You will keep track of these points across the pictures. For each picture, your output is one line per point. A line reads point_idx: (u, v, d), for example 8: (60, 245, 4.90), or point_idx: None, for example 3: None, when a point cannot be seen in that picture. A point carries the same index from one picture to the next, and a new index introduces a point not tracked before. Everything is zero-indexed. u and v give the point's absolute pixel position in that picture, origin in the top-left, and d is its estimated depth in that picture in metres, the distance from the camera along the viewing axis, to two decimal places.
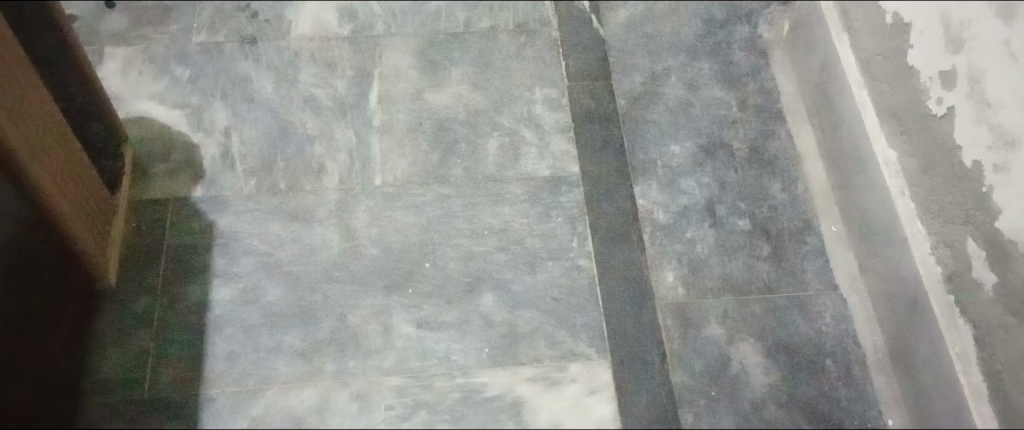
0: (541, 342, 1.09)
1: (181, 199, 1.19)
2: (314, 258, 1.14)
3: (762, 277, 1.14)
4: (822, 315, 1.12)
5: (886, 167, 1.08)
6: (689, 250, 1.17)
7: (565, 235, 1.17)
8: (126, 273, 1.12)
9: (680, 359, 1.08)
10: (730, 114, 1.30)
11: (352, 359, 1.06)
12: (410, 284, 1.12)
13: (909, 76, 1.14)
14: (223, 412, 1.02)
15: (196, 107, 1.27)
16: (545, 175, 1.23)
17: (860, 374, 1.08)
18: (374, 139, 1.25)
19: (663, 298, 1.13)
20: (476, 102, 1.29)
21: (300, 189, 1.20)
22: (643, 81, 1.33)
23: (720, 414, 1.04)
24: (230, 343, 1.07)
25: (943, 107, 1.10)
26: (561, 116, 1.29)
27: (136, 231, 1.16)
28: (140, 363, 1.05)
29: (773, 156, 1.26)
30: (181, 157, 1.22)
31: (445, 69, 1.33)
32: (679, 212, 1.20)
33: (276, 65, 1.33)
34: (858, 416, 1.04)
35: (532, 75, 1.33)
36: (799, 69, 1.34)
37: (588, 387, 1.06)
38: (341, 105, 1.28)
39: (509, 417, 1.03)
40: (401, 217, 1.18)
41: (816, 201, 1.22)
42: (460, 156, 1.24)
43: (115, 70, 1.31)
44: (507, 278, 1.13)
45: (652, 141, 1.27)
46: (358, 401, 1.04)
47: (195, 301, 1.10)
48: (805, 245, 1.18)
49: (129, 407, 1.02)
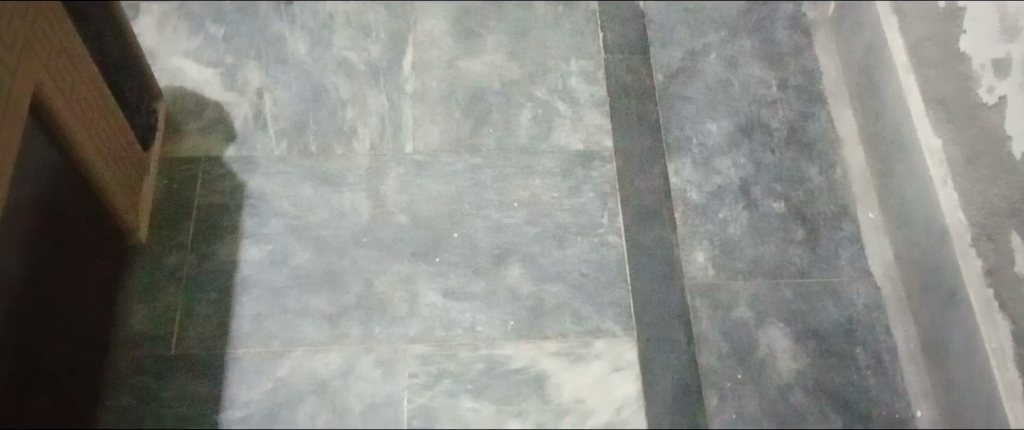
0: (566, 318, 1.08)
1: (213, 157, 1.19)
2: (343, 222, 1.14)
3: (795, 261, 1.13)
4: (854, 303, 1.10)
5: (931, 154, 1.07)
6: (721, 231, 1.15)
7: (595, 210, 1.16)
8: (157, 230, 1.13)
9: (708, 340, 1.07)
10: (770, 94, 1.27)
11: (378, 325, 1.06)
12: (438, 253, 1.12)
13: (959, 63, 1.08)
14: (249, 372, 1.03)
15: (230, 66, 1.27)
16: (577, 148, 1.21)
17: (891, 364, 1.06)
18: (407, 105, 1.24)
19: (691, 277, 1.12)
20: (511, 72, 1.28)
21: (331, 152, 1.19)
22: (682, 57, 1.30)
23: (746, 398, 1.03)
24: (259, 304, 1.08)
25: (994, 97, 1.03)
26: (596, 89, 1.27)
27: (168, 189, 1.16)
28: (168, 319, 1.06)
29: (812, 138, 1.23)
30: (213, 115, 1.22)
31: (481, 37, 1.31)
32: (713, 192, 1.18)
33: (310, 27, 1.32)
34: (886, 407, 1.03)
35: (568, 47, 1.31)
36: (843, 51, 1.31)
37: (612, 365, 1.05)
38: (375, 70, 1.27)
39: (532, 390, 1.03)
40: (431, 186, 1.17)
41: (854, 187, 1.19)
42: (492, 126, 1.22)
43: (151, 25, 1.30)
44: (536, 251, 1.12)
45: (688, 118, 1.24)
46: (382, 367, 1.04)
47: (223, 260, 1.11)
48: (841, 231, 1.15)
49: (156, 362, 1.03)
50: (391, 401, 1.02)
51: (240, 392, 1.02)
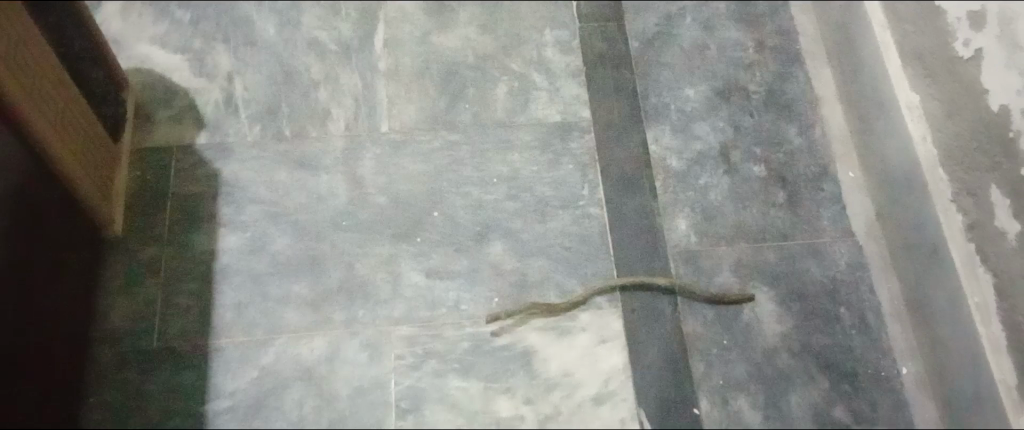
0: (550, 291, 1.07)
1: (186, 146, 1.17)
2: (321, 206, 1.12)
3: (777, 225, 1.12)
4: (837, 263, 1.10)
5: (909, 110, 1.07)
6: (702, 198, 1.14)
7: (576, 182, 1.15)
8: (133, 223, 1.11)
9: (693, 308, 1.07)
10: (747, 56, 1.26)
11: (361, 308, 1.06)
12: (419, 233, 1.11)
13: (936, 18, 1.10)
14: (233, 361, 1.02)
15: (198, 51, 1.24)
16: (555, 120, 1.20)
17: (876, 322, 1.06)
18: (380, 83, 1.22)
19: (675, 245, 1.11)
20: (485, 45, 1.26)
21: (306, 135, 1.17)
22: (657, 22, 1.29)
23: (732, 363, 1.04)
24: (239, 293, 1.07)
25: (971, 50, 1.04)
26: (572, 59, 1.25)
27: (140, 180, 1.14)
28: (148, 312, 1.05)
29: (791, 99, 1.22)
30: (184, 103, 1.20)
31: (453, 10, 1.29)
32: (693, 158, 1.17)
33: (278, 7, 1.29)
34: (872, 365, 1.04)
35: (542, 17, 1.29)
36: (819, 9, 1.30)
37: (599, 337, 1.05)
38: (346, 48, 1.25)
39: (520, 366, 1.03)
40: (408, 165, 1.15)
41: (834, 147, 1.19)
42: (468, 102, 1.21)
43: (116, 13, 1.27)
44: (517, 226, 1.12)
45: (666, 85, 1.23)
46: (368, 350, 1.03)
47: (201, 250, 1.09)
48: (822, 191, 1.15)
49: (139, 356, 1.02)
50: (379, 383, 1.01)
51: (225, 381, 1.01)
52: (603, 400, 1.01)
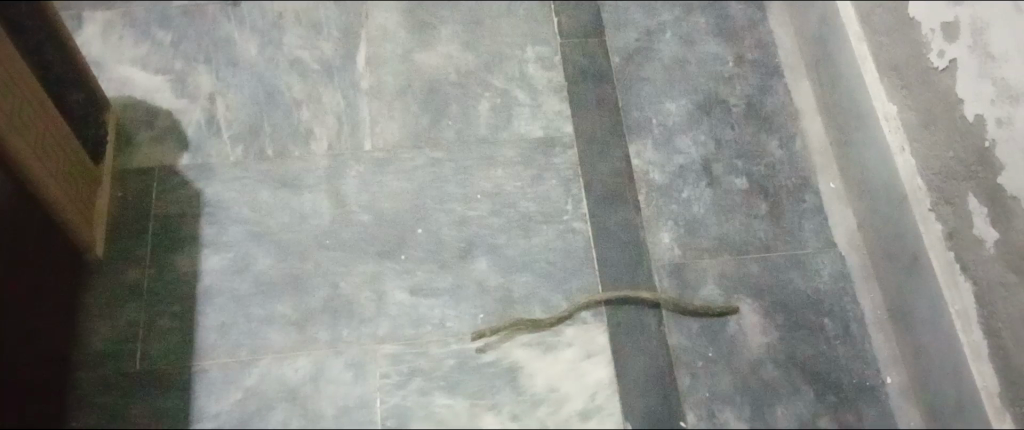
0: (535, 306, 1.07)
1: (168, 167, 1.16)
2: (304, 225, 1.12)
3: (759, 237, 1.13)
4: (820, 273, 1.11)
5: (886, 121, 1.09)
6: (686, 211, 1.15)
7: (559, 197, 1.15)
8: (114, 246, 1.10)
9: (677, 321, 1.07)
10: (727, 70, 1.27)
11: (346, 327, 1.05)
12: (403, 250, 1.10)
13: (909, 28, 1.09)
14: (217, 383, 1.01)
15: (179, 72, 1.24)
16: (538, 135, 1.20)
17: (859, 332, 1.07)
18: (362, 102, 1.22)
19: (659, 258, 1.11)
20: (467, 62, 1.26)
21: (288, 155, 1.17)
22: (638, 37, 1.30)
23: (718, 376, 1.04)
24: (223, 313, 1.06)
25: (945, 60, 1.03)
26: (553, 75, 1.26)
27: (122, 202, 1.13)
28: (131, 335, 1.04)
29: (771, 111, 1.23)
30: (166, 123, 1.19)
31: (434, 28, 1.29)
32: (676, 172, 1.18)
33: (260, 27, 1.29)
34: (856, 375, 1.04)
35: (523, 33, 1.29)
36: (798, 21, 1.31)
37: (584, 351, 1.05)
38: (328, 67, 1.25)
39: (506, 382, 1.02)
40: (392, 182, 1.15)
41: (815, 158, 1.20)
42: (451, 119, 1.21)
43: (96, 35, 1.27)
44: (501, 242, 1.12)
45: (647, 99, 1.24)
46: (353, 369, 1.03)
47: (183, 271, 1.09)
48: (803, 203, 1.16)
49: (122, 379, 1.01)
50: (364, 402, 1.01)
51: (209, 404, 1.00)
52: (589, 414, 1.01)
